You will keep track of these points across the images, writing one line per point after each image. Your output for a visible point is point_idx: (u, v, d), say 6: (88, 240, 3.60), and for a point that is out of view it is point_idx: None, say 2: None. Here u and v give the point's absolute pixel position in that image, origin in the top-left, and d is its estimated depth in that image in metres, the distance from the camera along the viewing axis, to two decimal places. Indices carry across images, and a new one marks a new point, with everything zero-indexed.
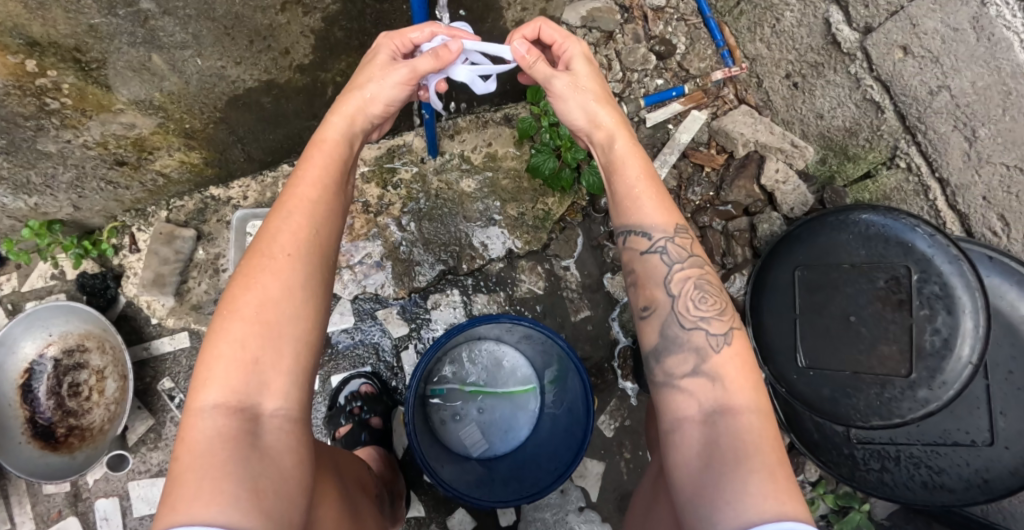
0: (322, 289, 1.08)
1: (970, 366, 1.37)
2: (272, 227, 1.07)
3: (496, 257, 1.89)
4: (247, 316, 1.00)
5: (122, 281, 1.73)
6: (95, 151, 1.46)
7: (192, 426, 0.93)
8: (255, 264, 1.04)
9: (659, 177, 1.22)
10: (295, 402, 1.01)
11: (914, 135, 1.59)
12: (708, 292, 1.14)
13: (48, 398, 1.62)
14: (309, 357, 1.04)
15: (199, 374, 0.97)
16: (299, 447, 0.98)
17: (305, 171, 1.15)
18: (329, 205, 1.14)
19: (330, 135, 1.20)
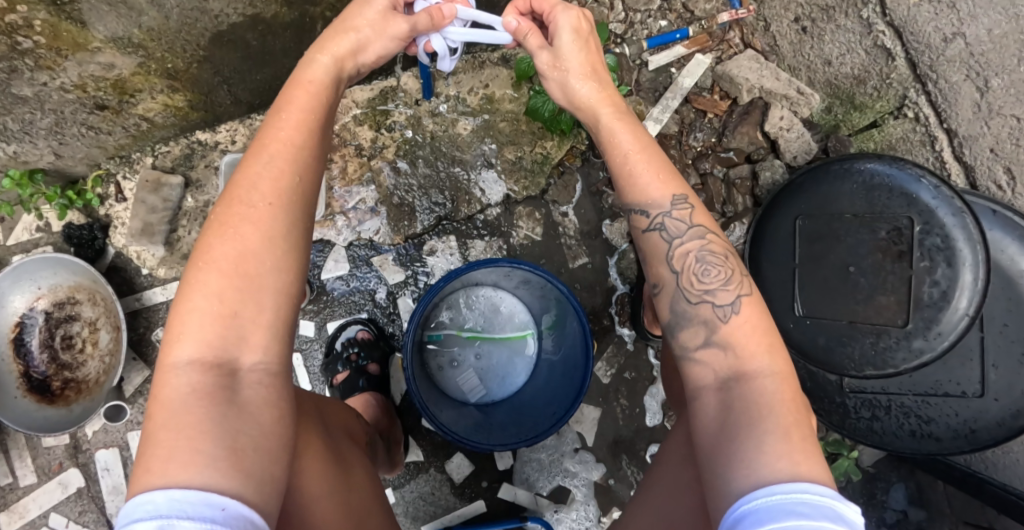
0: (305, 238, 1.00)
1: (966, 319, 1.40)
2: (251, 171, 0.98)
3: (494, 202, 1.84)
4: (224, 267, 0.91)
5: (110, 232, 1.68)
6: (74, 95, 1.39)
7: (165, 384, 0.85)
8: (233, 211, 0.95)
9: (656, 148, 1.16)
10: (276, 356, 0.92)
11: (924, 84, 1.55)
12: (712, 264, 1.09)
13: (41, 351, 1.61)
14: (292, 311, 0.96)
15: (172, 328, 0.89)
16: (280, 402, 0.90)
17: (287, 112, 1.05)
18: (314, 148, 1.05)
19: (316, 75, 1.11)
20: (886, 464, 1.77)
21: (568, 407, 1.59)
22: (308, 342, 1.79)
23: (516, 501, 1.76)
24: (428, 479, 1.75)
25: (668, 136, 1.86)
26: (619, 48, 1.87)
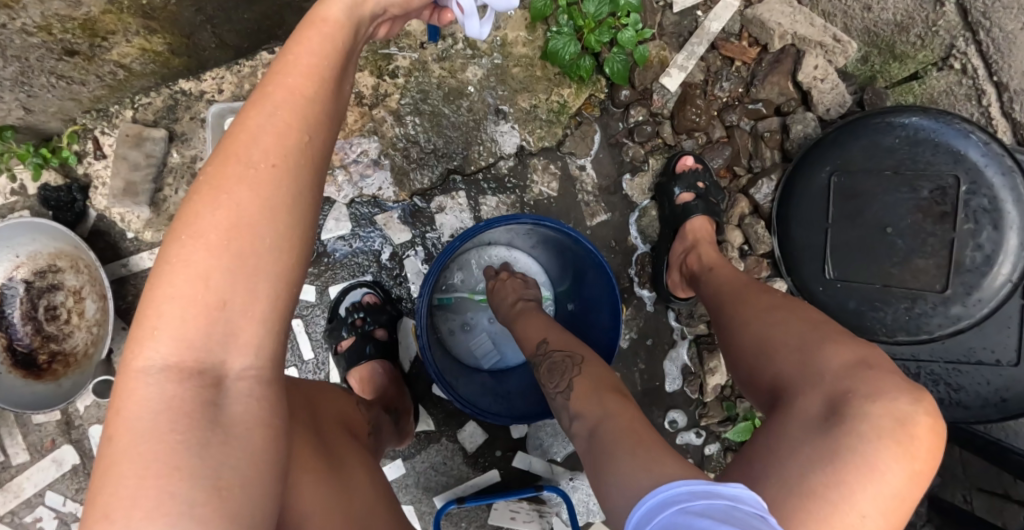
0: (314, 212, 0.80)
1: (1009, 284, 1.37)
2: (250, 125, 0.77)
3: (507, 155, 1.71)
4: (212, 243, 0.73)
5: (90, 193, 1.53)
6: (38, 38, 1.21)
7: (132, 394, 0.69)
8: (224, 172, 0.75)
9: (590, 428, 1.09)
10: (268, 360, 0.76)
11: (975, 33, 1.44)
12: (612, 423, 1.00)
13: (24, 323, 1.49)
14: (290, 303, 0.78)
15: (142, 322, 0.72)
16: (274, 420, 0.75)
17: (297, 52, 0.84)
18: (327, 101, 0.84)
19: (331, 9, 0.89)
20: None
21: None
22: (309, 307, 1.67)
23: (530, 470, 1.72)
24: (439, 449, 1.69)
25: (693, 85, 1.73)
26: None
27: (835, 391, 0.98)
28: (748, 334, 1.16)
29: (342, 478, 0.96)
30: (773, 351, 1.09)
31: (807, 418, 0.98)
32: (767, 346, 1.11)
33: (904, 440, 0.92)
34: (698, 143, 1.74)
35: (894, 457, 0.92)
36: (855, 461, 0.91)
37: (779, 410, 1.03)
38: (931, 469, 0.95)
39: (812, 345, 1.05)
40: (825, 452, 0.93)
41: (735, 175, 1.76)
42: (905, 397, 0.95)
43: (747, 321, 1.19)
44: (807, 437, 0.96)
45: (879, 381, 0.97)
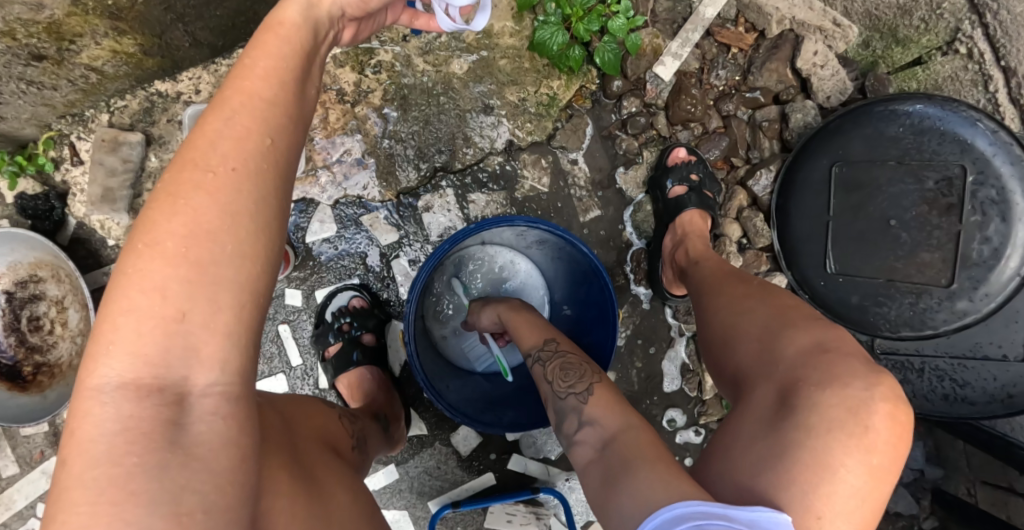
0: (277, 218, 0.78)
1: (1017, 278, 1.32)
2: (209, 130, 0.76)
3: (495, 151, 1.66)
4: (169, 252, 0.70)
5: (69, 201, 1.49)
6: (1, 43, 1.16)
7: (87, 415, 0.66)
8: (181, 179, 0.73)
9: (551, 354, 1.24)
10: (237, 374, 0.72)
11: (981, 16, 1.38)
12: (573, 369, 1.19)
13: (7, 335, 1.46)
14: (256, 315, 0.74)
15: (98, 339, 0.69)
16: (240, 438, 0.70)
17: (256, 58, 0.83)
18: (288, 106, 0.83)
19: (289, 14, 0.90)
20: None
21: None
22: (296, 312, 1.64)
23: (526, 472, 1.70)
24: (433, 454, 1.67)
25: (688, 73, 1.67)
26: None
27: (790, 381, 1.06)
28: (718, 323, 1.30)
29: (322, 501, 0.90)
30: (739, 338, 1.22)
31: (766, 411, 1.07)
32: (733, 334, 1.24)
33: (857, 432, 0.99)
34: (693, 135, 1.69)
35: (850, 451, 0.98)
36: (811, 458, 0.97)
37: (745, 407, 1.12)
38: (894, 461, 1.00)
39: (773, 332, 1.16)
40: (784, 449, 1.00)
41: (732, 167, 1.72)
42: (859, 383, 1.02)
43: (719, 309, 1.32)
44: (768, 432, 1.04)
45: (833, 366, 1.05)
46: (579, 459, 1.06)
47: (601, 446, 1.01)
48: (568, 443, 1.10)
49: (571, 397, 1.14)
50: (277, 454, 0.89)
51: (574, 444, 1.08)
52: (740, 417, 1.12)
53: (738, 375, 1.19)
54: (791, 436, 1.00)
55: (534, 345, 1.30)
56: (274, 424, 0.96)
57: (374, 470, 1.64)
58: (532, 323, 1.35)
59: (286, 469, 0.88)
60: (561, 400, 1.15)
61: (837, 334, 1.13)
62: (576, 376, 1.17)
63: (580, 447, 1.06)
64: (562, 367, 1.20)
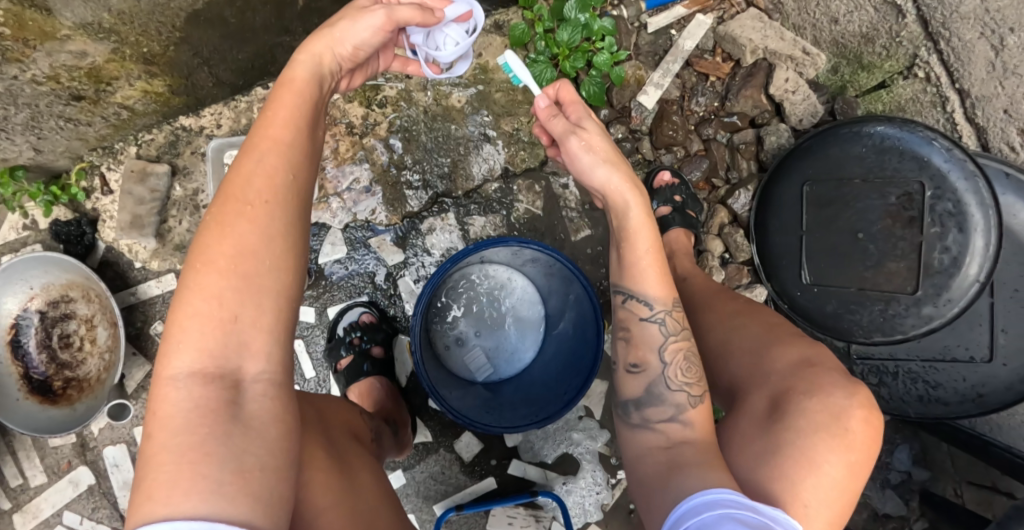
0: (301, 236, 0.99)
1: (977, 284, 1.41)
2: (244, 170, 0.96)
3: (492, 177, 1.78)
4: (222, 268, 0.90)
5: (99, 226, 1.62)
6: (47, 87, 1.30)
7: (164, 398, 0.84)
8: (227, 210, 0.93)
9: (665, 253, 1.17)
10: (277, 365, 0.92)
11: (936, 43, 1.50)
12: (694, 363, 1.13)
13: (39, 352, 1.57)
14: (289, 315, 0.95)
15: (168, 340, 0.87)
16: (284, 415, 0.89)
17: (275, 109, 1.05)
18: (304, 147, 1.04)
19: (299, 72, 1.10)
20: (890, 425, 1.77)
21: (578, 387, 1.60)
22: (308, 328, 1.75)
23: (525, 477, 1.78)
24: (437, 460, 1.76)
25: (670, 101, 1.80)
26: (618, 9, 1.79)
27: (778, 390, 1.10)
28: (710, 338, 1.28)
29: (349, 481, 1.05)
30: (732, 352, 1.22)
31: (757, 418, 1.09)
32: (728, 349, 1.23)
33: (839, 433, 1.02)
34: (676, 157, 1.81)
35: (831, 448, 1.01)
36: (797, 455, 1.00)
37: (737, 415, 1.14)
38: (870, 459, 1.04)
39: (762, 347, 1.18)
40: (774, 449, 1.02)
41: (714, 187, 1.85)
42: (839, 392, 1.06)
43: (711, 326, 1.30)
44: (761, 434, 1.05)
45: (817, 377, 1.08)
46: (640, 442, 1.09)
47: (669, 444, 1.04)
48: (638, 420, 1.11)
49: (682, 395, 1.09)
50: (311, 444, 1.03)
51: (648, 429, 1.09)
52: (731, 424, 1.14)
53: (730, 386, 1.19)
54: (782, 439, 1.02)
55: (661, 304, 1.15)
56: (312, 422, 1.11)
57: None
58: (664, 279, 1.16)
59: (321, 450, 1.05)
60: (666, 389, 1.10)
61: (822, 351, 1.15)
62: (694, 375, 1.11)
63: (649, 433, 1.08)
64: (682, 358, 1.12)
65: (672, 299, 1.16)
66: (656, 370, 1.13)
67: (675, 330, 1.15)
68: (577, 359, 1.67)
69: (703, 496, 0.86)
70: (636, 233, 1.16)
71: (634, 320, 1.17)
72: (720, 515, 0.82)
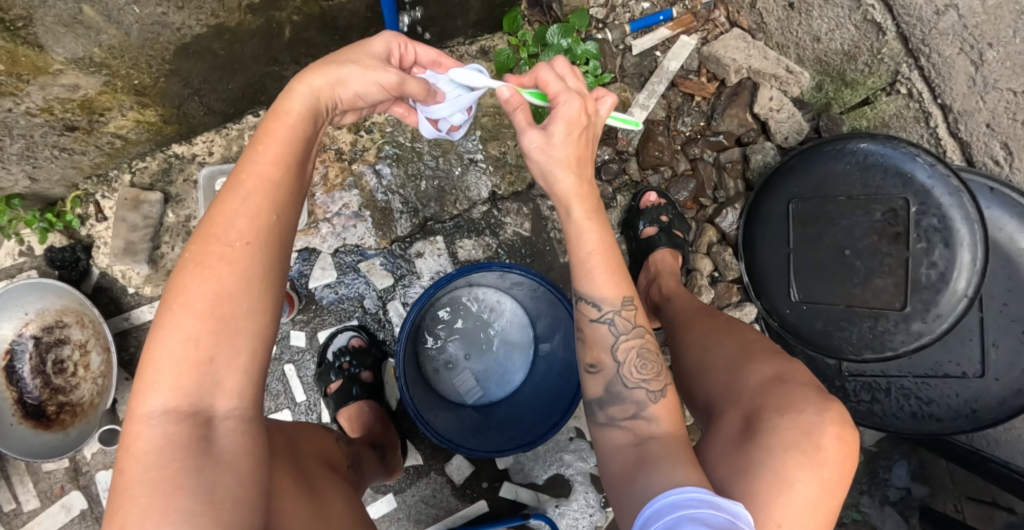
0: (279, 277, 0.99)
1: (965, 299, 1.41)
2: (227, 210, 0.96)
3: (480, 200, 1.80)
4: (198, 309, 0.91)
5: (93, 253, 1.66)
6: (41, 118, 1.35)
7: (138, 435, 0.86)
8: (206, 251, 0.94)
9: (615, 250, 1.20)
10: (249, 402, 0.94)
11: (916, 59, 1.50)
12: (648, 359, 1.19)
13: (34, 377, 1.60)
14: (264, 354, 0.96)
15: (143, 377, 0.89)
16: (256, 448, 0.91)
17: (265, 144, 1.03)
18: (290, 184, 1.03)
19: (296, 104, 1.08)
20: (888, 441, 1.77)
21: (565, 409, 1.58)
22: (299, 352, 1.76)
23: (517, 499, 1.77)
24: (428, 483, 1.75)
25: (656, 122, 1.82)
26: (602, 33, 1.82)
27: (751, 408, 1.17)
28: (689, 356, 1.39)
29: (321, 508, 1.06)
30: (710, 369, 1.32)
31: (732, 432, 1.15)
32: (705, 366, 1.33)
33: (811, 450, 1.07)
34: (663, 178, 1.83)
35: (803, 465, 1.05)
36: (771, 472, 1.04)
37: (713, 430, 1.20)
38: (841, 478, 1.08)
39: (737, 364, 1.27)
40: (748, 464, 1.06)
41: (701, 206, 1.86)
42: (812, 408, 1.12)
43: (690, 344, 1.41)
44: (734, 453, 1.11)
45: (790, 394, 1.15)
46: (608, 439, 1.14)
47: (638, 441, 1.09)
48: (604, 419, 1.17)
49: (640, 391, 1.15)
50: (281, 473, 1.04)
51: (614, 426, 1.14)
52: (708, 439, 1.20)
53: (707, 401, 1.28)
54: (755, 454, 1.07)
55: (610, 304, 1.20)
56: (281, 454, 1.10)
57: (373, 500, 1.73)
58: (614, 277, 1.19)
59: (290, 480, 1.04)
60: (625, 387, 1.16)
61: (794, 368, 1.23)
62: (651, 371, 1.17)
63: (617, 430, 1.14)
64: (635, 355, 1.19)
65: (623, 299, 1.20)
66: (612, 369, 1.19)
67: (625, 329, 1.20)
68: (565, 382, 1.66)
69: (665, 498, 0.91)
70: (581, 233, 1.20)
71: (585, 320, 1.22)
72: (679, 517, 0.87)
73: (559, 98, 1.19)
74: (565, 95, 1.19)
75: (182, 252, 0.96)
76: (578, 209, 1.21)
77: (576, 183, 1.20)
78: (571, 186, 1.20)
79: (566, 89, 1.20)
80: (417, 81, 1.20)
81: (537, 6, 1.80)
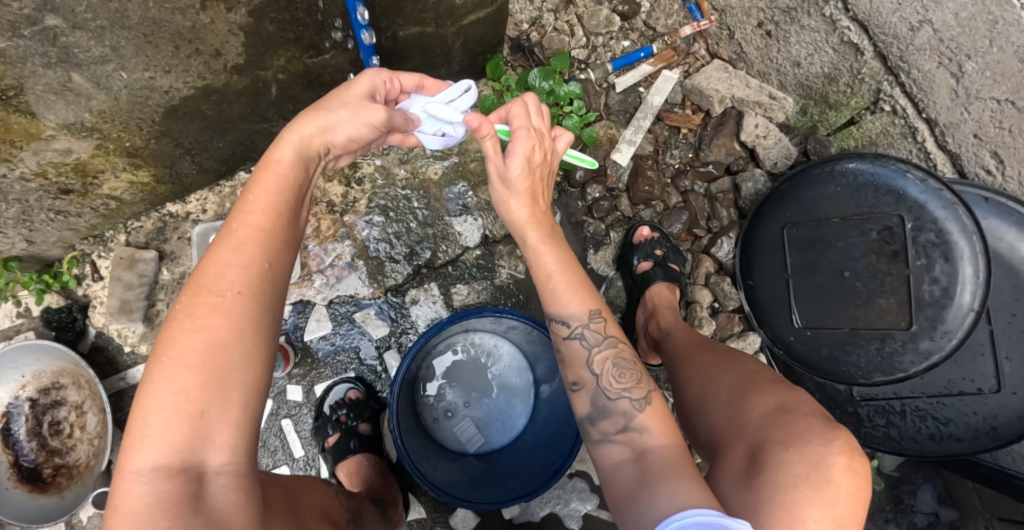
0: (271, 328, 0.99)
1: (972, 313, 1.36)
2: (218, 260, 0.97)
3: (473, 244, 1.77)
4: (189, 362, 0.90)
5: (89, 312, 1.69)
6: (36, 183, 1.39)
7: (128, 493, 0.84)
8: (196, 301, 0.94)
9: (578, 268, 1.24)
10: (243, 456, 0.92)
11: (897, 76, 1.50)
12: (625, 367, 1.15)
13: (29, 439, 1.62)
14: (257, 405, 0.95)
15: (133, 431, 0.87)
16: (249, 504, 0.90)
17: (256, 194, 1.04)
18: (281, 233, 1.04)
19: (285, 153, 1.09)
20: (909, 466, 1.76)
21: (566, 454, 1.53)
22: (296, 407, 1.72)
23: None
24: None
25: (644, 156, 1.82)
26: (584, 73, 1.83)
27: (757, 438, 1.09)
28: (692, 390, 1.32)
29: None
30: (711, 404, 1.24)
31: (738, 470, 1.08)
32: (707, 401, 1.26)
33: (820, 485, 0.99)
34: (656, 212, 1.82)
35: (813, 502, 0.98)
36: (781, 512, 0.97)
37: (720, 467, 1.13)
38: (857, 511, 1.00)
39: (739, 396, 1.20)
40: (757, 502, 0.99)
41: (696, 237, 1.85)
42: (817, 439, 1.04)
43: (691, 379, 1.34)
44: (740, 491, 1.04)
45: (794, 423, 1.08)
46: (606, 457, 1.06)
47: (635, 455, 1.01)
48: (598, 435, 1.10)
49: (624, 401, 1.10)
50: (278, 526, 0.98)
51: (610, 442, 1.07)
52: (715, 476, 1.13)
53: (711, 437, 1.21)
54: (763, 492, 1.00)
55: (578, 320, 1.20)
56: (278, 505, 1.03)
57: None
58: (579, 295, 1.21)
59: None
60: (608, 399, 1.12)
61: (795, 396, 1.16)
62: (630, 380, 1.13)
63: (613, 445, 1.06)
64: (611, 366, 1.15)
65: (590, 311, 1.20)
66: (592, 383, 1.15)
67: (597, 341, 1.19)
68: (568, 421, 1.59)
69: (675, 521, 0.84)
70: (538, 257, 1.25)
71: (559, 339, 1.22)
72: None
73: (517, 133, 1.21)
74: (524, 132, 1.22)
75: (174, 303, 0.96)
76: (532, 236, 1.27)
77: (529, 212, 1.26)
78: (524, 216, 1.26)
79: (527, 126, 1.22)
80: (401, 113, 1.24)
81: (520, 52, 1.83)
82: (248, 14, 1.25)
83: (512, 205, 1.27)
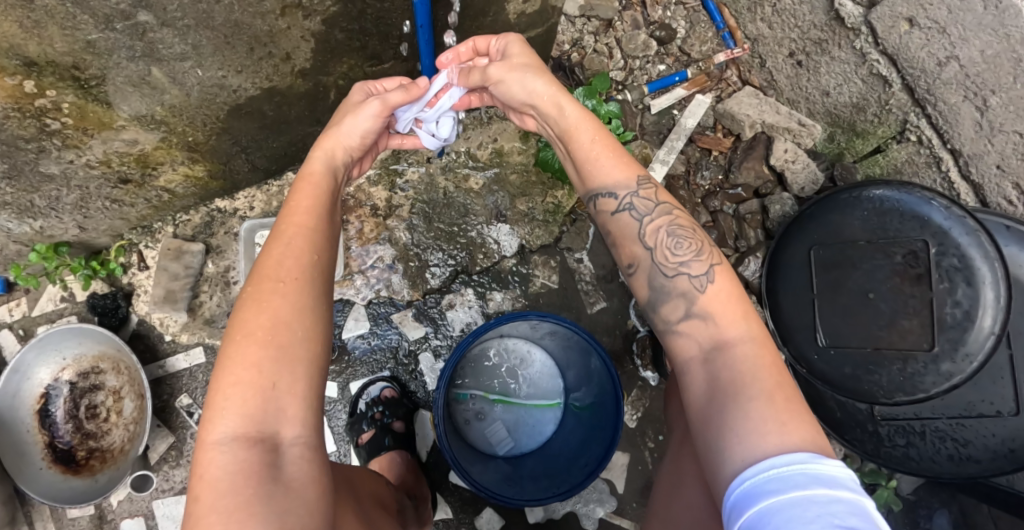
0: (326, 311, 1.04)
1: (993, 336, 1.42)
2: (275, 253, 1.04)
3: (509, 253, 1.82)
4: (260, 338, 0.95)
5: (133, 300, 1.75)
6: (99, 170, 1.45)
7: (209, 462, 0.87)
8: (263, 287, 1.00)
9: (610, 134, 1.24)
10: (313, 430, 0.95)
11: (924, 108, 1.58)
12: (682, 236, 1.15)
13: (66, 421, 1.65)
14: (320, 382, 0.99)
15: (211, 405, 0.91)
16: (320, 477, 0.93)
17: (298, 200, 1.14)
18: (324, 230, 1.12)
19: (315, 167, 1.21)
20: (925, 490, 1.79)
21: (601, 456, 1.57)
22: (331, 402, 1.76)
23: None
24: None
25: (676, 176, 1.89)
26: (622, 94, 1.91)
27: None
28: None
29: None
30: None
31: None
32: None
33: None
34: None
35: None
36: None
37: None
38: None
39: None
40: None
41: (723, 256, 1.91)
42: None
43: None
44: None
45: None
46: (677, 346, 1.10)
47: (705, 354, 1.04)
48: (664, 326, 1.12)
49: (682, 279, 1.11)
50: (343, 506, 1.01)
51: (675, 333, 1.10)
52: None
53: None
54: None
55: (624, 189, 1.20)
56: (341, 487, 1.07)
57: None
58: (620, 159, 1.22)
59: (351, 515, 1.02)
60: (665, 277, 1.13)
61: None
62: (689, 249, 1.13)
63: (680, 335, 1.09)
64: (666, 235, 1.15)
65: (636, 179, 1.20)
66: (646, 259, 1.16)
67: (646, 210, 1.18)
68: (597, 429, 1.65)
69: (732, 491, 0.87)
70: (576, 129, 1.24)
71: (606, 215, 1.21)
72: (761, 488, 0.83)
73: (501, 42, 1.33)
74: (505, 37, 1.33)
75: (240, 292, 1.01)
76: (566, 103, 1.24)
77: (548, 84, 1.25)
78: (546, 89, 1.25)
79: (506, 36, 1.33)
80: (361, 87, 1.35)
81: (561, 70, 1.88)
82: (321, 22, 1.32)
83: (529, 83, 1.27)
